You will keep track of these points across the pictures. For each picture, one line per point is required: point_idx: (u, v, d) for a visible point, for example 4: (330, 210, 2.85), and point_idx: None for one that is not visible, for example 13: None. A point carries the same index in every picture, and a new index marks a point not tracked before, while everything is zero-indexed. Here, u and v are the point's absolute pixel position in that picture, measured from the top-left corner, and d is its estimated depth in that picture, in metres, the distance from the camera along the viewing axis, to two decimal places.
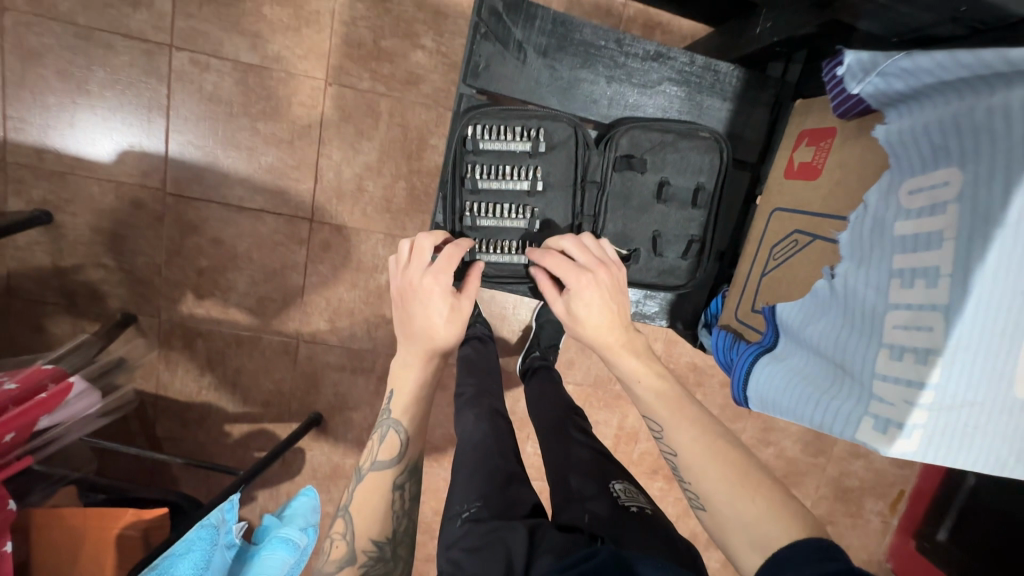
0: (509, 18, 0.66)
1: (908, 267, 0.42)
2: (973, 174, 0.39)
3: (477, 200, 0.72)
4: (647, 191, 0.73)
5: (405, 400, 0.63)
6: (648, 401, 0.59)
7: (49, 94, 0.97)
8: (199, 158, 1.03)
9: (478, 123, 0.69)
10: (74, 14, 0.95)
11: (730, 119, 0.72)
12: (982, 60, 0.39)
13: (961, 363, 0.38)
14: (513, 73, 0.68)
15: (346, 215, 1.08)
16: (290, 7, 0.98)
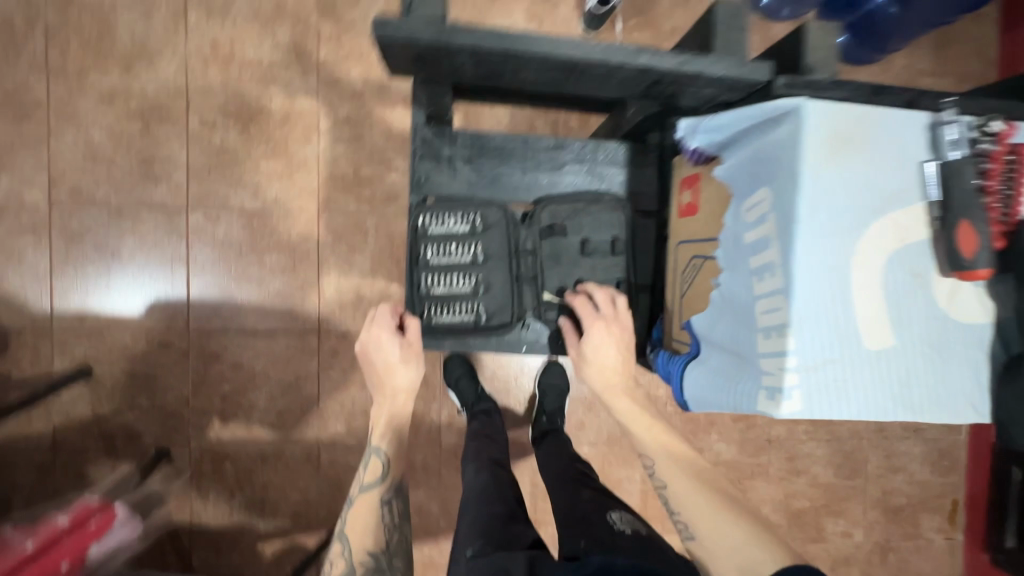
0: (437, 140, 0.81)
1: (757, 267, 0.55)
2: (774, 193, 0.53)
3: (432, 277, 0.81)
4: (572, 250, 0.83)
5: (383, 434, 0.79)
6: (652, 444, 0.71)
7: (86, 265, 1.14)
8: (217, 295, 1.17)
9: (427, 213, 0.80)
10: (106, 198, 1.14)
11: (627, 182, 0.85)
12: (758, 114, 0.55)
13: (808, 332, 0.50)
14: (447, 180, 0.82)
15: (350, 321, 1.20)
16: (282, 159, 1.17)
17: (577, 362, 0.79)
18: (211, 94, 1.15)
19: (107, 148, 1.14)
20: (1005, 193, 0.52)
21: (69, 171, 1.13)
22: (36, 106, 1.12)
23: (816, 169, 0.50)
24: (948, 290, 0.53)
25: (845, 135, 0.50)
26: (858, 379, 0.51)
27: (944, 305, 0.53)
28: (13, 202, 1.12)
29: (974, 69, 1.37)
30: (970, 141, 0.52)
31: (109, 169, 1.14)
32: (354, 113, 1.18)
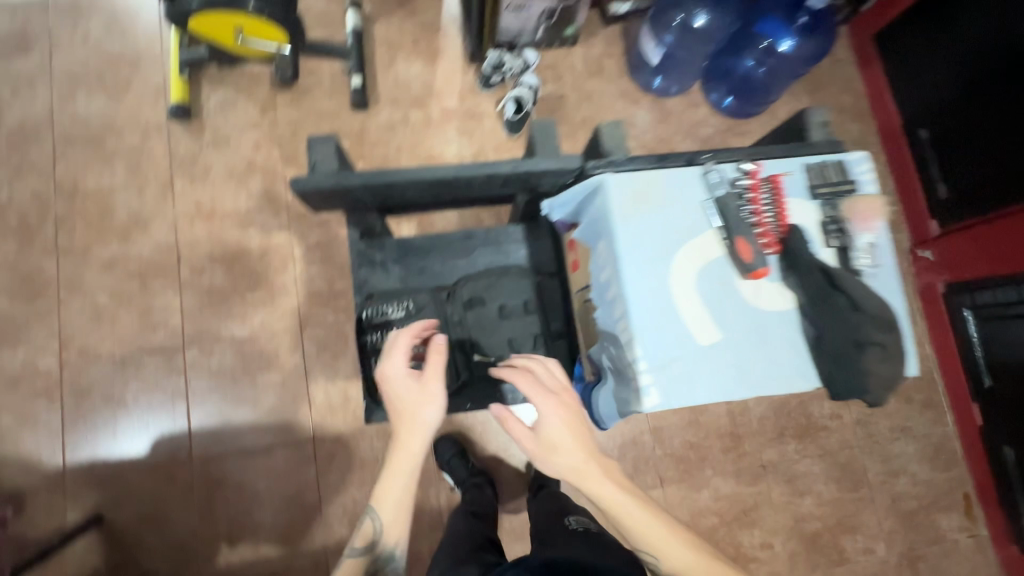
0: (371, 250, 1.00)
1: (611, 300, 0.79)
2: (607, 246, 0.78)
3: (376, 358, 0.91)
4: (492, 315, 0.94)
5: (388, 490, 0.79)
6: (638, 527, 0.72)
7: (95, 416, 1.24)
8: (216, 421, 1.26)
9: (366, 307, 0.93)
10: (112, 351, 1.27)
11: (529, 254, 1.04)
12: (585, 193, 0.81)
13: (649, 340, 0.73)
14: (382, 278, 0.98)
15: (342, 423, 1.28)
16: (265, 288, 1.33)
17: (536, 452, 0.76)
18: (199, 244, 1.33)
19: (111, 308, 1.29)
20: (768, 210, 0.77)
21: (78, 333, 1.27)
22: (47, 283, 1.28)
23: (626, 224, 0.76)
24: (751, 287, 0.76)
25: (642, 197, 0.77)
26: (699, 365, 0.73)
27: (750, 299, 0.75)
28: (28, 371, 1.24)
29: (848, 102, 1.59)
30: (730, 182, 0.78)
31: (113, 325, 1.28)
32: (323, 238, 1.35)
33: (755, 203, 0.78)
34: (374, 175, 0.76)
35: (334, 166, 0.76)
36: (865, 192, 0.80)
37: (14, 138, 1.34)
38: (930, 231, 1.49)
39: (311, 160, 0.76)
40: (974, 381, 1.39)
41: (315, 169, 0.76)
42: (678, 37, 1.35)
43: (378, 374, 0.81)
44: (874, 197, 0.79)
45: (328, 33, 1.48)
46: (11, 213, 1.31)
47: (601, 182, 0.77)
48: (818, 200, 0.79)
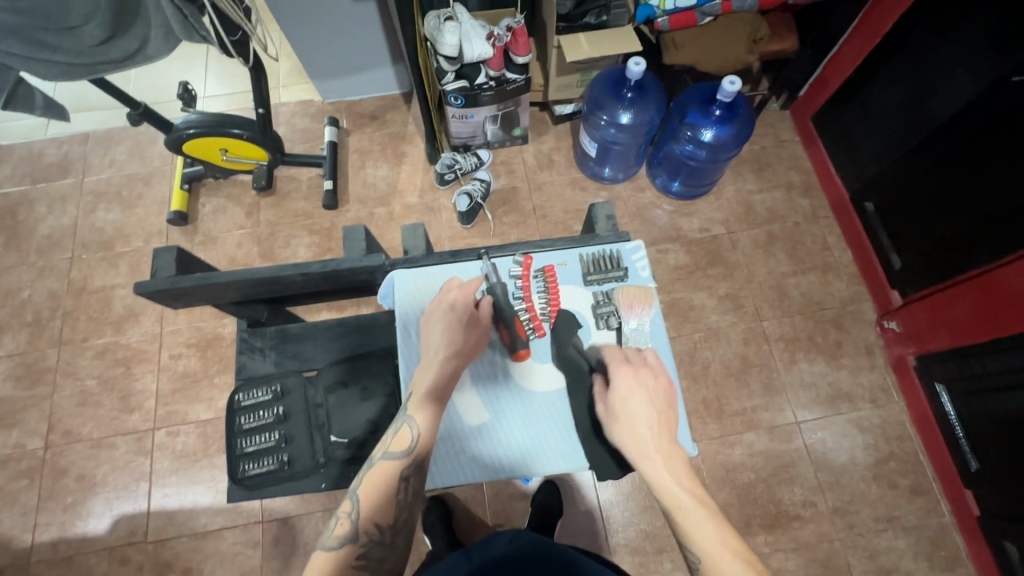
0: (251, 337, 0.97)
1: None
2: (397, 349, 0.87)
3: (244, 439, 0.90)
4: (355, 397, 0.92)
5: (421, 399, 0.76)
6: (687, 518, 0.64)
7: (67, 495, 1.33)
8: (173, 502, 1.32)
9: (238, 389, 0.93)
10: (91, 432, 1.39)
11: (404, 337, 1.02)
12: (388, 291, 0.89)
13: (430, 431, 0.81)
14: (259, 364, 0.96)
15: (290, 506, 1.31)
16: (232, 372, 1.44)
17: (605, 423, 0.75)
18: (179, 332, 1.48)
19: (96, 392, 1.42)
20: (540, 301, 0.88)
21: (65, 416, 1.40)
22: (47, 370, 1.45)
23: (410, 314, 0.85)
24: (523, 368, 0.85)
25: (428, 287, 0.87)
26: (484, 444, 0.81)
27: (525, 379, 0.85)
28: (17, 451, 1.37)
29: (796, 179, 1.63)
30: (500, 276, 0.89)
31: (94, 408, 1.41)
32: None
33: (529, 295, 0.89)
34: (204, 277, 0.81)
35: (174, 273, 0.83)
36: (637, 280, 0.90)
37: (42, 245, 1.59)
38: (894, 301, 1.43)
39: (153, 267, 0.83)
40: (962, 464, 1.26)
41: (156, 276, 0.83)
42: (614, 133, 1.48)
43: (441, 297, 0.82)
44: (645, 286, 0.89)
45: (309, 146, 1.71)
46: (29, 309, 1.52)
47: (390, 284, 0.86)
48: (591, 289, 0.90)
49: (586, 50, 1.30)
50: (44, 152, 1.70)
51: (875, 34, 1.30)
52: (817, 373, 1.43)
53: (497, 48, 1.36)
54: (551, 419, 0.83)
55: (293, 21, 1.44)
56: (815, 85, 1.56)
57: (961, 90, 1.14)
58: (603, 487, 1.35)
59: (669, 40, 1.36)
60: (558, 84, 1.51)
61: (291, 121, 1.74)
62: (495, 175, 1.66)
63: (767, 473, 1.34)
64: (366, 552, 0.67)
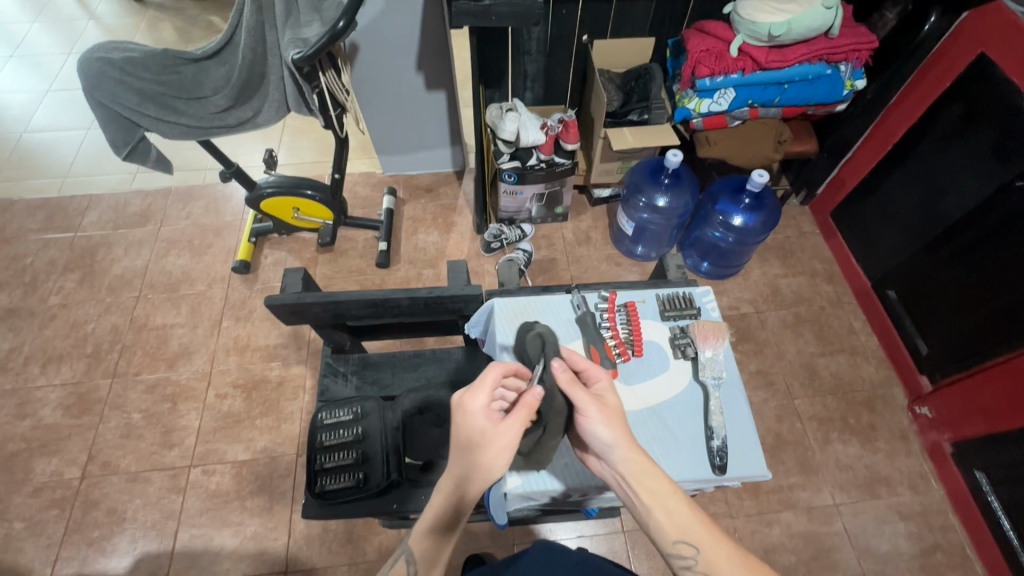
0: (335, 362, 1.11)
1: None
2: None
3: (326, 455, 0.98)
4: (429, 423, 1.03)
5: (421, 531, 0.68)
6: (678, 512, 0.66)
7: (94, 529, 1.32)
8: (199, 544, 1.30)
9: (323, 409, 1.03)
10: (129, 466, 1.40)
11: (469, 371, 1.13)
12: (479, 318, 0.95)
13: None
14: (340, 387, 1.09)
15: (316, 556, 1.29)
16: (273, 415, 1.47)
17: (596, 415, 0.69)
18: (227, 373, 1.54)
19: (140, 425, 1.46)
20: (624, 332, 0.91)
21: (107, 448, 1.43)
22: (97, 401, 1.50)
23: (504, 334, 0.88)
24: None
25: (522, 310, 0.91)
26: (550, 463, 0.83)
27: None
28: (54, 480, 1.38)
29: (819, 267, 1.74)
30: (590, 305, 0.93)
31: (135, 442, 1.43)
32: None
33: (614, 324, 0.92)
34: (325, 296, 0.90)
35: (299, 289, 0.93)
36: (710, 319, 0.94)
37: (113, 284, 1.70)
38: (924, 386, 1.47)
39: (282, 284, 0.93)
40: (1013, 557, 1.23)
41: (283, 291, 0.92)
42: (654, 211, 1.62)
43: (456, 401, 0.68)
44: (719, 322, 0.92)
45: (367, 211, 1.87)
46: (90, 341, 1.60)
47: (491, 306, 0.92)
48: (668, 325, 0.94)
49: (631, 140, 1.49)
50: (129, 202, 1.88)
51: (889, 140, 1.48)
52: (852, 455, 1.43)
53: (549, 136, 1.54)
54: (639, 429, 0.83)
55: (373, 104, 1.66)
56: (832, 184, 1.72)
57: (970, 191, 1.27)
58: (637, 561, 1.30)
59: (702, 137, 1.54)
60: (600, 169, 1.69)
61: (354, 189, 1.92)
62: (537, 247, 1.79)
63: (807, 558, 1.30)
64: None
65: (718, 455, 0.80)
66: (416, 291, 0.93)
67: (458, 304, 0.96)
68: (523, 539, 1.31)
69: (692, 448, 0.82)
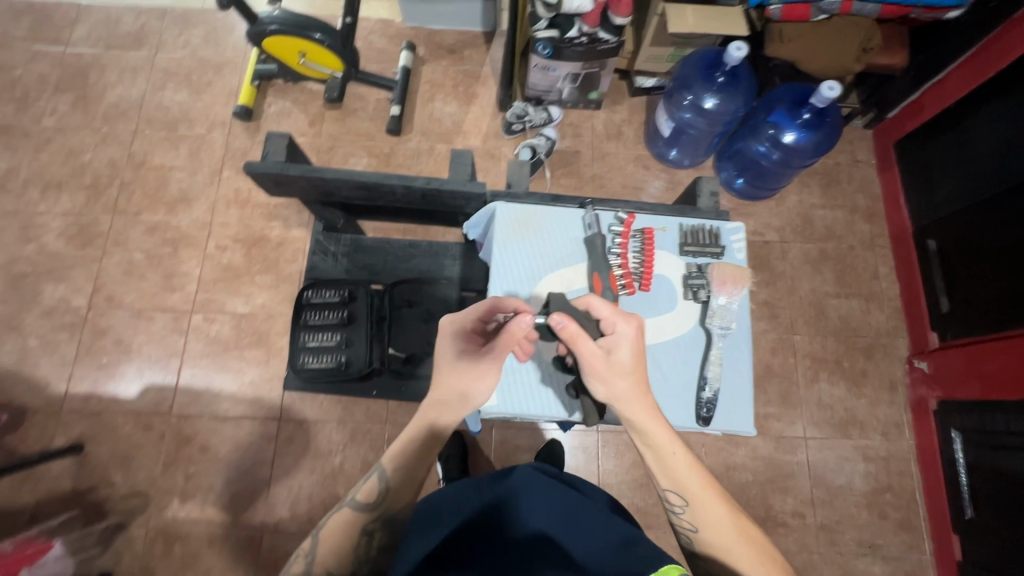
0: (325, 241, 1.08)
1: None
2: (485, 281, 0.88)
3: (311, 333, 1.01)
4: (416, 317, 1.03)
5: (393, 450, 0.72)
6: (675, 466, 0.71)
7: (103, 356, 1.40)
8: (201, 383, 1.39)
9: (311, 287, 1.03)
10: (133, 302, 1.44)
11: (464, 270, 1.10)
12: (481, 218, 0.88)
13: (497, 359, 0.84)
14: (330, 267, 1.08)
15: (307, 410, 1.37)
16: (272, 274, 1.47)
17: (598, 371, 0.70)
18: (228, 226, 1.51)
19: (142, 265, 1.47)
20: (634, 261, 0.85)
21: (111, 282, 1.45)
22: (98, 234, 1.49)
23: (502, 243, 0.83)
24: None
25: (524, 219, 0.85)
26: (532, 384, 0.83)
27: None
28: (63, 305, 1.43)
29: (862, 203, 1.60)
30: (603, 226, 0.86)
31: (138, 281, 1.46)
32: None
33: (625, 251, 0.85)
34: (310, 171, 0.82)
35: (282, 158, 0.84)
36: (732, 260, 0.87)
37: (109, 113, 1.60)
38: (930, 342, 1.43)
39: (264, 149, 0.85)
40: (958, 510, 1.29)
41: (266, 158, 0.84)
42: (695, 114, 1.44)
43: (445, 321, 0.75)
44: (742, 266, 0.85)
45: (382, 67, 1.68)
46: (89, 173, 1.55)
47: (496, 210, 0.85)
48: (684, 260, 0.87)
49: (691, 24, 1.31)
50: (121, 19, 1.69)
51: (990, 67, 1.25)
52: (835, 396, 1.44)
53: (597, 5, 1.27)
54: None
55: None
56: (908, 109, 1.51)
57: None
58: (604, 460, 1.39)
59: (776, 31, 1.32)
60: (648, 54, 1.47)
61: (368, 38, 1.71)
62: (561, 136, 1.63)
63: (764, 479, 1.38)
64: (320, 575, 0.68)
65: (706, 407, 0.79)
66: (411, 178, 0.85)
67: (460, 198, 0.88)
68: (502, 425, 1.39)
69: (680, 395, 0.81)
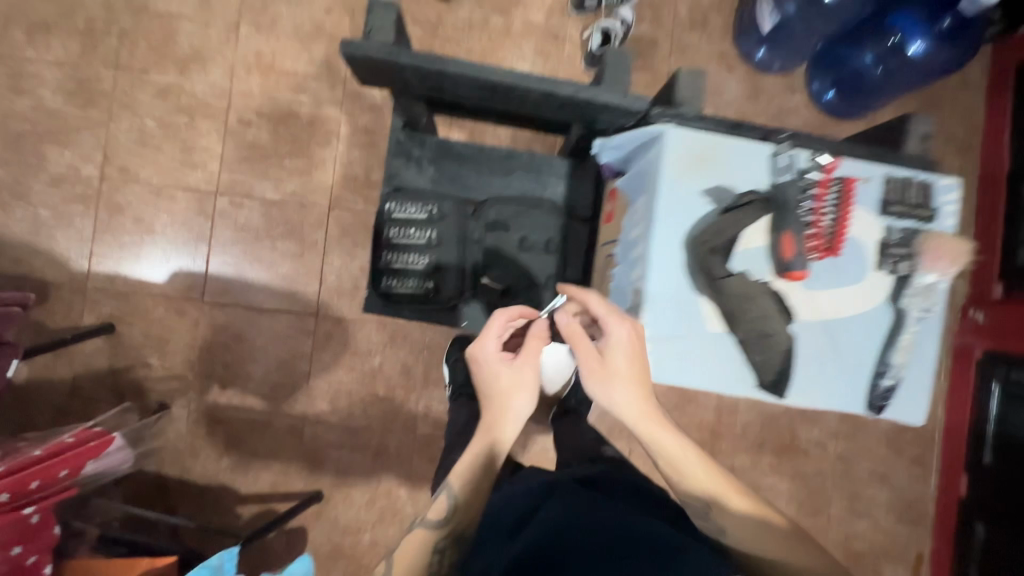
0: (410, 143, 1.06)
1: (634, 256, 0.86)
2: (645, 206, 0.84)
3: (393, 251, 1.00)
4: (514, 242, 1.04)
5: (462, 470, 0.73)
6: (674, 463, 0.72)
7: (125, 234, 1.30)
8: (233, 273, 1.31)
9: (393, 200, 1.00)
10: (150, 177, 1.30)
11: (565, 194, 1.08)
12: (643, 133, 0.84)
13: (659, 308, 0.81)
14: (415, 176, 1.05)
15: (346, 308, 1.33)
16: (304, 158, 1.32)
17: (593, 373, 0.75)
18: (250, 96, 1.32)
19: (156, 135, 1.31)
20: (829, 219, 0.83)
21: (123, 152, 1.30)
22: (102, 93, 1.30)
23: (675, 183, 0.82)
24: (785, 286, 0.83)
25: (700, 155, 0.82)
26: (692, 348, 0.81)
27: (788, 294, 0.84)
28: (72, 174, 1.29)
29: (957, 134, 1.44)
30: (798, 171, 0.83)
31: (154, 153, 1.30)
32: (371, 124, 1.33)
33: (823, 206, 0.83)
34: (430, 59, 0.76)
35: (388, 39, 0.77)
36: (941, 227, 0.87)
37: None
38: (993, 292, 1.36)
39: (367, 25, 0.77)
40: (974, 453, 1.34)
41: (369, 38, 0.76)
42: (801, 10, 1.23)
43: (480, 354, 0.82)
44: (958, 237, 0.85)
45: None
46: (80, 14, 1.30)
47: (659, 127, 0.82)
48: (884, 223, 0.86)
49: None
50: None
51: None
52: None
53: None
54: (810, 333, 0.84)
55: None
56: None
57: None
58: None
59: None
60: None
61: None
62: (638, 19, 1.39)
63: (793, 411, 1.41)
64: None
65: (882, 389, 0.84)
66: (539, 80, 0.79)
67: (601, 109, 0.85)
68: None
69: (858, 367, 0.86)
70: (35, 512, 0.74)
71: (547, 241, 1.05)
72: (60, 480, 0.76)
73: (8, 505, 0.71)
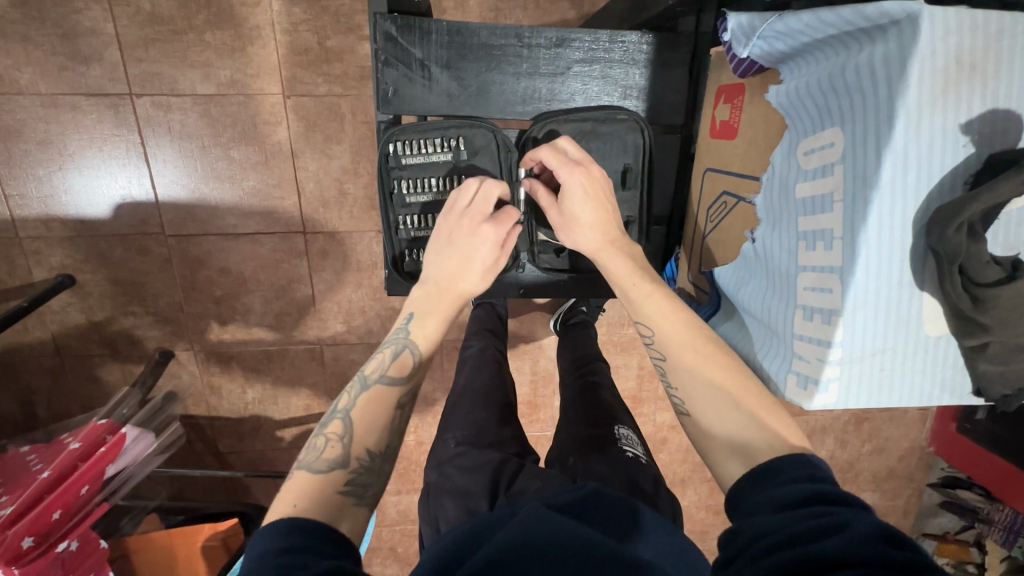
0: (405, 40, 0.71)
1: (811, 230, 0.52)
2: (852, 135, 0.47)
3: (409, 213, 0.78)
4: None
5: (422, 325, 0.63)
6: (674, 341, 0.57)
7: (37, 166, 1.03)
8: (188, 196, 1.08)
9: (398, 140, 0.74)
10: (35, 84, 0.98)
11: (648, 87, 0.75)
12: (844, 18, 0.46)
13: (860, 320, 0.48)
14: (423, 95, 0.74)
15: (336, 220, 1.12)
16: (230, 29, 0.98)
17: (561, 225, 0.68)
18: None
19: (18, 21, 0.95)
20: None
21: None
22: None
23: (914, 123, 0.43)
24: None
25: (969, 61, 0.42)
26: (900, 365, 0.50)
27: None
28: None
29: None
30: None
31: (26, 48, 0.96)
32: None
33: None
34: None
35: None
36: None
37: None
38: None
39: None
40: None
41: None
42: None
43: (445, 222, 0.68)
44: None
45: None
46: None
47: (901, 7, 0.41)
48: None
49: None
50: None
51: None
52: None
53: None
54: None
55: None
56: None
57: None
58: None
59: None
60: None
61: None
62: None
63: None
64: (354, 487, 0.51)
65: None
66: None
67: None
68: None
69: None
70: (72, 540, 0.76)
71: (625, 172, 0.76)
72: (82, 501, 0.77)
73: (40, 547, 0.72)
